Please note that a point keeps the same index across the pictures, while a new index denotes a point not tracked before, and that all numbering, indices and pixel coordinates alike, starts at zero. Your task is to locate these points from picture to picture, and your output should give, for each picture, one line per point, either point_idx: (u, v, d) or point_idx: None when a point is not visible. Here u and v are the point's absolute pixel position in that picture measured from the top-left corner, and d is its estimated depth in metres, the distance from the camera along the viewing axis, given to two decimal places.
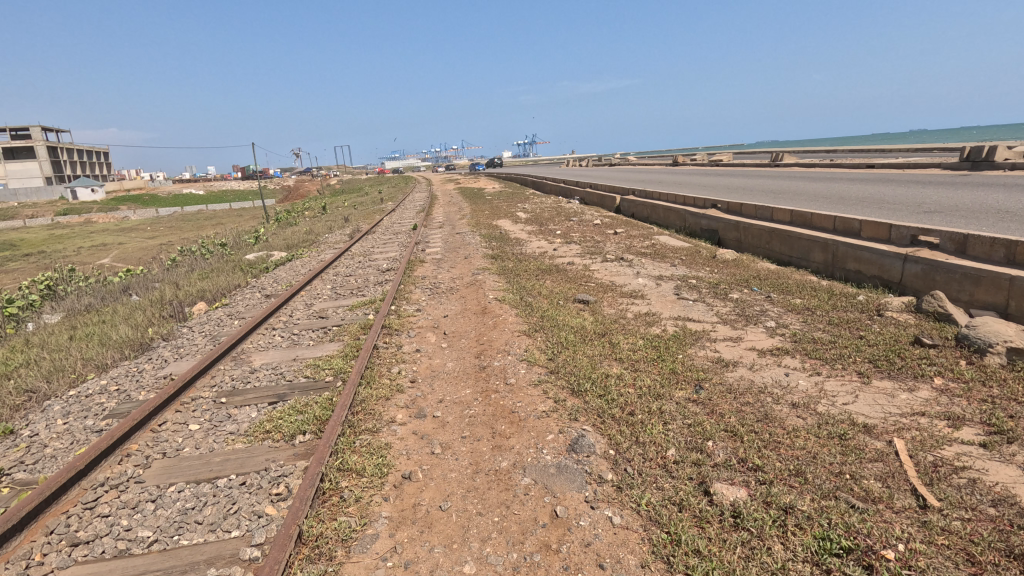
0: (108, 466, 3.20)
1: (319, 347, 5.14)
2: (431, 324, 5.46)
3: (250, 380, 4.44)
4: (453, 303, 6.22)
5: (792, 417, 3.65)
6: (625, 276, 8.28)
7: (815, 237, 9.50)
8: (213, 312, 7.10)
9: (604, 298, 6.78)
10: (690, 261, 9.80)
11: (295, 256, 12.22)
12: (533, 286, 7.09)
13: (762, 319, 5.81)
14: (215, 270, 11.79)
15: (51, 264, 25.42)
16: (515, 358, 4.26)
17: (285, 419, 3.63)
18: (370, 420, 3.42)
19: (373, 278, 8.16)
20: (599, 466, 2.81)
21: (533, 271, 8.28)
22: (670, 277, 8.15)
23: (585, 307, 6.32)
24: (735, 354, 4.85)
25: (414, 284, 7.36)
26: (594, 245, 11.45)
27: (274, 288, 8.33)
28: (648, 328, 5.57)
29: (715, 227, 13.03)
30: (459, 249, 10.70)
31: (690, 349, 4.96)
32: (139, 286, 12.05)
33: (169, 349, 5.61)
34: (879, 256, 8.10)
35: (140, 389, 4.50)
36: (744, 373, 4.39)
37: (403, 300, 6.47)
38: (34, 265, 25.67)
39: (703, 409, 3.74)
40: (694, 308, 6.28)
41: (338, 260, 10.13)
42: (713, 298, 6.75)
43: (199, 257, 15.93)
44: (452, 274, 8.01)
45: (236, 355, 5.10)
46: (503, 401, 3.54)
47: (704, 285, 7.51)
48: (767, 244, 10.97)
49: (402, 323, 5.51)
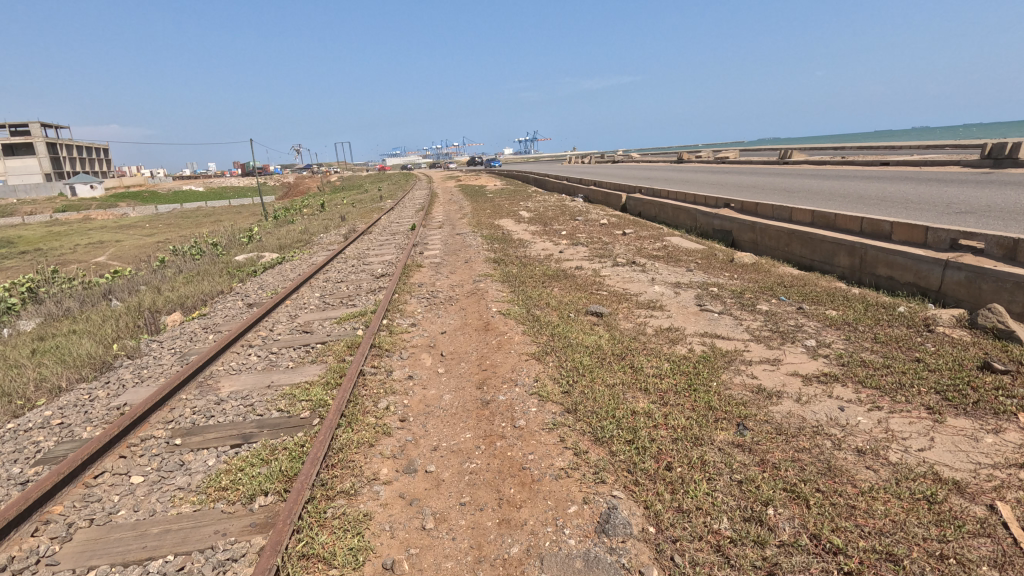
0: (15, 542, 2.57)
1: (299, 370, 4.50)
2: (426, 344, 4.80)
3: (213, 415, 3.79)
4: (451, 317, 5.56)
5: (863, 470, 2.99)
6: (639, 282, 7.63)
7: (841, 240, 8.85)
8: (188, 324, 6.44)
9: (619, 310, 6.11)
10: (707, 266, 9.13)
11: (287, 258, 11.56)
12: (540, 296, 6.43)
13: (799, 336, 5.14)
14: (201, 274, 11.12)
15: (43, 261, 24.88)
16: (523, 390, 3.62)
17: (245, 471, 2.99)
18: (349, 478, 2.78)
19: (366, 285, 7.52)
20: (639, 558, 2.17)
21: (539, 278, 7.61)
22: (689, 284, 7.48)
23: (599, 320, 5.67)
24: (777, 381, 4.18)
25: (409, 293, 6.72)
26: (603, 248, 10.78)
27: (259, 295, 7.68)
28: (673, 348, 4.91)
29: (729, 227, 12.36)
30: (459, 252, 10.06)
31: (724, 375, 4.31)
32: (122, 290, 11.41)
33: (131, 370, 4.96)
34: (914, 261, 7.46)
35: (85, 424, 3.85)
36: (793, 407, 3.73)
37: (396, 312, 5.82)
38: (27, 263, 25.15)
39: (752, 458, 3.09)
40: (720, 323, 5.61)
41: (330, 264, 9.45)
42: (740, 310, 6.10)
43: (189, 258, 15.24)
44: (451, 282, 7.33)
45: (204, 380, 4.45)
46: (510, 453, 2.89)
47: (728, 294, 6.85)
48: (787, 247, 10.30)
49: (393, 342, 4.86)
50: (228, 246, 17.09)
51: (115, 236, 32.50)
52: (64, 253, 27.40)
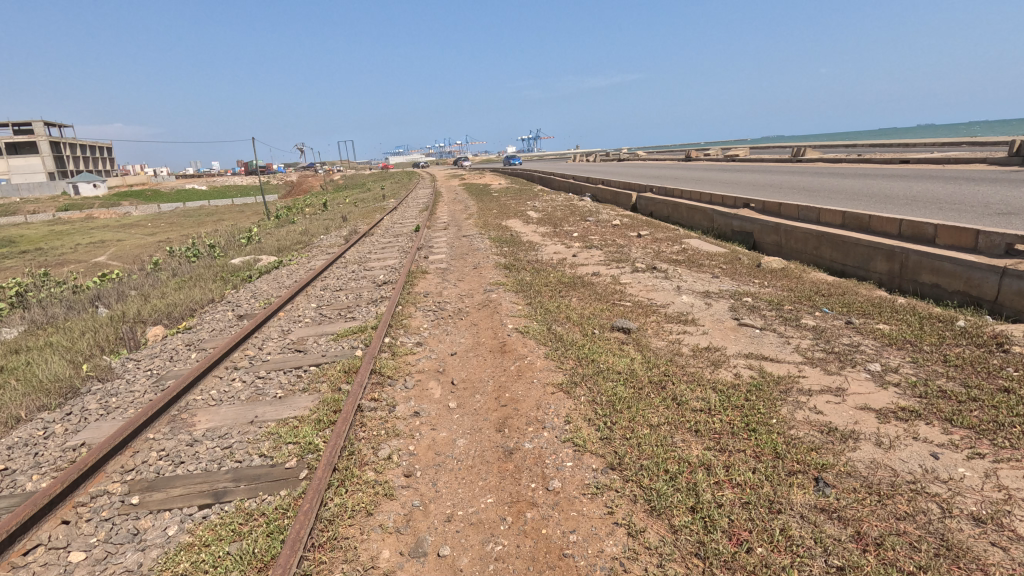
0: None
1: (288, 402, 3.89)
2: (434, 369, 4.18)
3: (183, 463, 3.18)
4: (461, 335, 4.94)
5: (989, 549, 2.34)
6: (664, 291, 7.01)
7: (878, 244, 8.22)
8: (171, 339, 5.83)
9: (648, 325, 5.49)
10: (733, 272, 8.49)
11: (285, 262, 10.94)
12: (560, 308, 5.80)
13: (859, 359, 4.51)
14: (194, 279, 10.52)
15: (41, 262, 24.39)
16: (553, 436, 3.00)
17: (213, 548, 2.38)
18: (339, 567, 2.17)
19: (366, 294, 6.92)
20: None
21: (555, 287, 6.98)
22: (719, 294, 6.85)
23: (627, 338, 5.05)
24: (848, 419, 3.55)
25: (414, 304, 6.11)
26: (619, 252, 10.15)
27: (251, 305, 7.07)
28: (716, 375, 4.28)
29: (750, 229, 11.72)
30: (466, 256, 9.46)
31: (783, 410, 3.68)
32: (111, 295, 10.82)
33: (99, 397, 4.35)
34: (964, 267, 6.83)
35: (32, 471, 3.25)
36: (877, 455, 3.10)
37: (400, 329, 5.22)
38: (25, 262, 24.67)
39: (847, 530, 2.47)
40: (764, 342, 4.97)
41: (329, 271, 8.83)
42: (783, 325, 5.47)
43: (185, 260, 14.65)
44: (460, 291, 6.71)
45: (177, 414, 3.83)
46: (545, 532, 2.30)
47: (765, 306, 6.22)
48: (815, 250, 9.66)
49: (396, 366, 4.25)
50: (226, 247, 16.48)
51: (117, 235, 31.97)
52: (63, 252, 26.85)
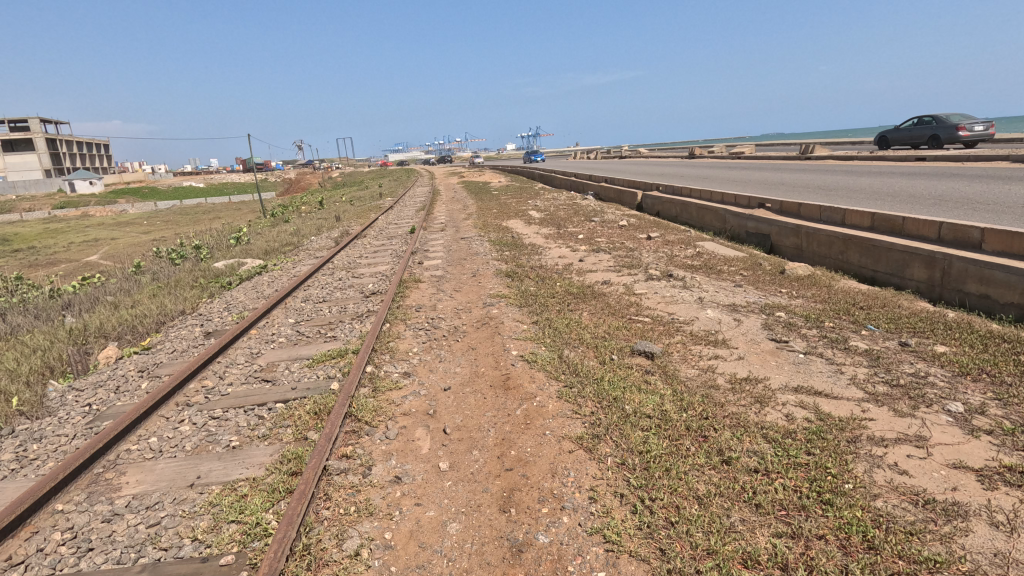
0: None
1: (241, 456, 3.14)
2: (423, 413, 3.43)
3: (89, 554, 2.43)
4: (456, 364, 4.19)
5: None
6: (684, 304, 6.27)
7: (915, 249, 7.48)
8: (123, 362, 5.06)
9: (673, 349, 4.74)
10: (756, 280, 7.76)
11: (270, 267, 10.20)
12: (570, 327, 5.05)
13: (931, 396, 3.75)
14: (171, 285, 9.75)
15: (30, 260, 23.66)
16: (575, 524, 2.29)
17: None
18: None
19: (352, 307, 6.18)
20: None
21: (563, 299, 6.23)
22: (747, 308, 6.11)
23: (651, 366, 4.30)
24: (943, 484, 2.80)
25: (404, 322, 5.36)
26: (629, 256, 9.41)
27: (224, 320, 6.32)
28: (765, 418, 3.53)
29: (767, 231, 10.97)
30: (465, 261, 8.73)
31: (857, 470, 2.93)
32: (82, 302, 10.05)
33: (15, 444, 3.59)
34: (1020, 277, 6.07)
35: None
36: (999, 543, 2.35)
37: (385, 354, 4.46)
38: (15, 261, 23.95)
39: None
40: (812, 371, 4.22)
41: (315, 278, 8.09)
42: (830, 348, 4.72)
43: (169, 262, 13.88)
44: (456, 305, 5.95)
45: (101, 473, 3.07)
46: None
47: (801, 323, 5.49)
48: (841, 255, 8.92)
49: (378, 409, 3.49)
50: (214, 248, 15.73)
51: (111, 233, 31.29)
52: (54, 250, 26.11)
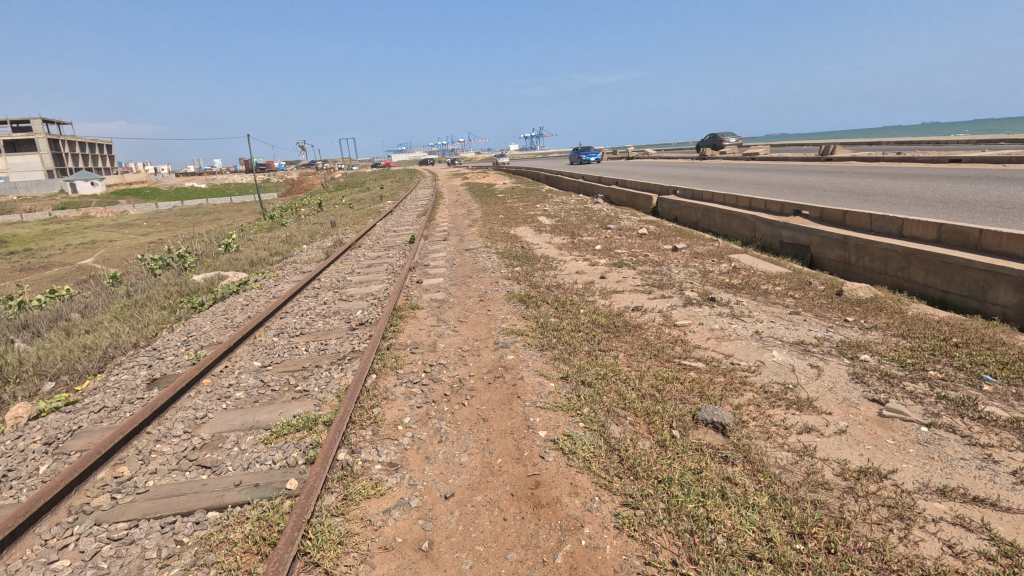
0: None
1: None
2: (413, 551, 2.29)
3: None
4: (461, 449, 3.04)
5: None
6: (740, 340, 5.13)
7: (1002, 268, 6.30)
8: (33, 427, 3.94)
9: (748, 416, 3.60)
10: (814, 306, 6.60)
11: (251, 283, 9.08)
12: (608, 382, 3.91)
13: None
14: (139, 303, 8.63)
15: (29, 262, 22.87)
16: None
17: None
18: None
19: (333, 344, 5.05)
20: None
21: (590, 334, 5.09)
22: (820, 346, 4.97)
23: (725, 449, 3.15)
24: None
25: (395, 371, 4.23)
26: (656, 272, 8.26)
27: (180, 358, 5.20)
28: (921, 551, 2.37)
29: (807, 242, 9.80)
30: (471, 279, 7.61)
31: None
32: (40, 320, 8.93)
33: None
34: None
35: None
36: None
37: (366, 429, 3.30)
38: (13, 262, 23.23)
39: None
40: (952, 461, 3.05)
41: (296, 299, 6.99)
42: (958, 416, 3.55)
43: (149, 271, 12.83)
44: (461, 344, 4.83)
45: None
46: None
47: (897, 372, 4.34)
48: (902, 272, 7.76)
49: (345, 539, 2.35)
50: (203, 255, 14.66)
51: (111, 234, 30.54)
52: (49, 252, 25.22)
